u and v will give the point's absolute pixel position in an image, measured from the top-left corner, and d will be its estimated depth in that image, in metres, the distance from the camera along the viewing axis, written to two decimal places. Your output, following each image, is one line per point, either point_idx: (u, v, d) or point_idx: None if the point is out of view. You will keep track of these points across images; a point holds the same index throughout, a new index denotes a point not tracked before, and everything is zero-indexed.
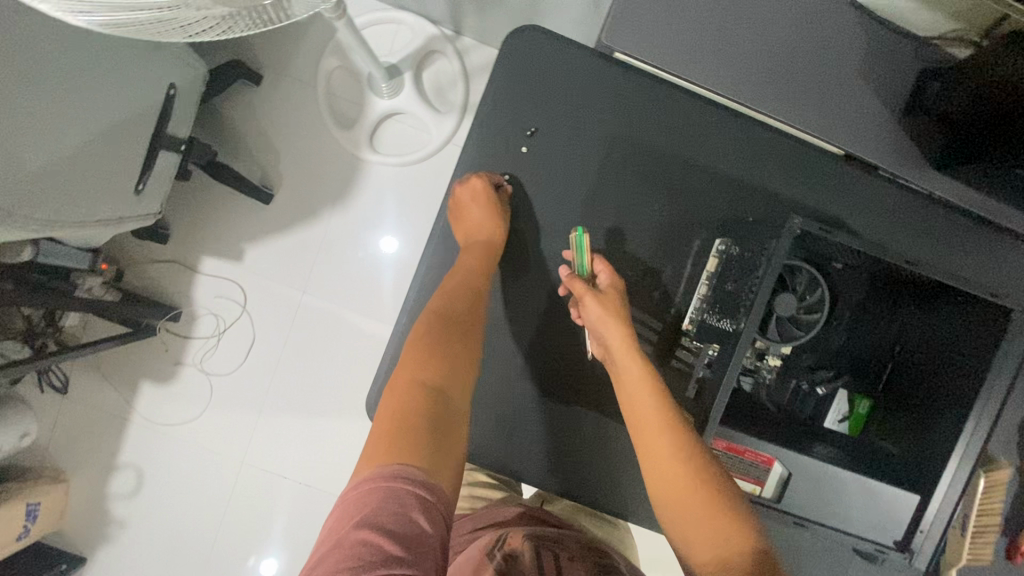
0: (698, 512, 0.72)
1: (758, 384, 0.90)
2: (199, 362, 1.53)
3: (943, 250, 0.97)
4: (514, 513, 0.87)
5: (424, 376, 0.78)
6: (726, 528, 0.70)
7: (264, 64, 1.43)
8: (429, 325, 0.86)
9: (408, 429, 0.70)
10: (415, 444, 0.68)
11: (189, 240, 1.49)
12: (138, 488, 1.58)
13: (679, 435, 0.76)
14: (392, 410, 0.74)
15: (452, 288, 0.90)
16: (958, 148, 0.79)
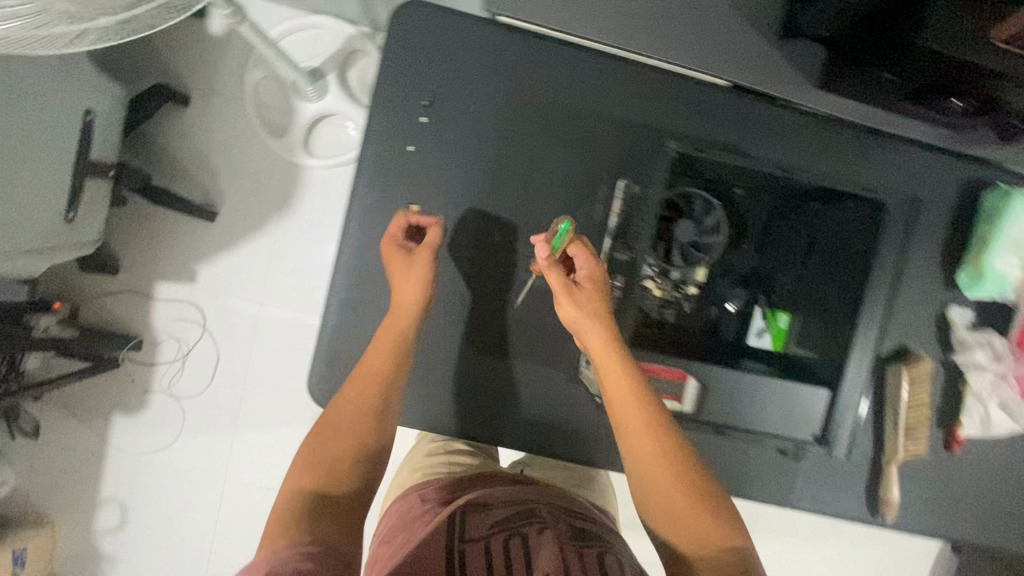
0: (687, 516, 0.65)
1: (671, 312, 0.84)
2: (167, 387, 1.54)
3: (870, 151, 0.86)
4: (476, 487, 0.79)
5: (329, 456, 0.70)
6: (711, 532, 0.64)
7: (189, 84, 1.44)
8: (344, 411, 0.74)
9: (314, 498, 0.65)
10: (331, 515, 0.64)
11: (139, 267, 1.49)
12: (125, 522, 1.58)
13: (657, 430, 0.68)
14: (288, 498, 0.65)
15: (370, 368, 0.75)
16: (840, 67, 0.77)
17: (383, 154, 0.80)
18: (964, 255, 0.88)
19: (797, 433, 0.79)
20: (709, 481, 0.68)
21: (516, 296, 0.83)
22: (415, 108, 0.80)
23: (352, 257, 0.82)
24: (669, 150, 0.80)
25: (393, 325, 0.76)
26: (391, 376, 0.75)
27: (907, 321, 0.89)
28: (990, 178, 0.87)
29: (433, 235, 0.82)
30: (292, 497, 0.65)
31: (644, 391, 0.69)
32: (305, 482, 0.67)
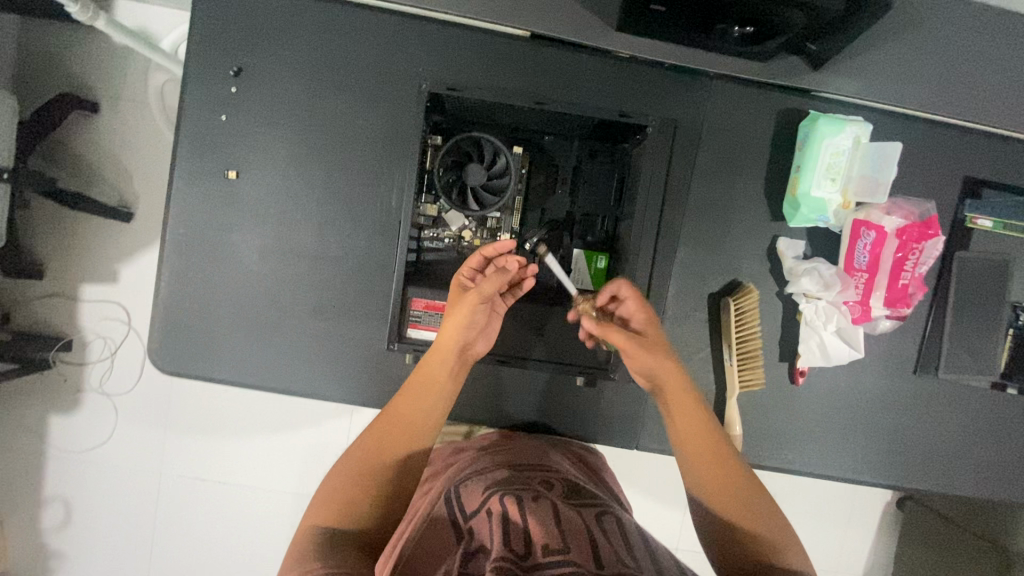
0: (734, 512, 0.75)
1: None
2: (99, 385, 1.58)
3: (677, 90, 0.86)
4: (466, 460, 0.86)
5: (349, 493, 0.73)
6: (750, 523, 0.74)
7: (97, 90, 1.49)
8: (368, 447, 0.78)
9: (333, 533, 0.70)
10: (348, 547, 0.68)
11: (64, 270, 1.54)
12: (69, 519, 1.62)
13: (716, 443, 0.78)
14: (308, 531, 0.70)
15: (400, 414, 0.79)
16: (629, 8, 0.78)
17: (199, 124, 0.84)
18: (786, 185, 0.88)
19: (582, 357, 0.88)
20: (752, 484, 0.76)
21: (340, 252, 0.86)
22: (225, 78, 0.84)
23: (178, 224, 0.85)
24: (423, 88, 0.84)
25: (433, 375, 0.79)
26: (417, 425, 0.79)
27: (739, 253, 0.89)
28: (808, 108, 0.87)
29: (255, 198, 0.86)
30: (307, 531, 0.70)
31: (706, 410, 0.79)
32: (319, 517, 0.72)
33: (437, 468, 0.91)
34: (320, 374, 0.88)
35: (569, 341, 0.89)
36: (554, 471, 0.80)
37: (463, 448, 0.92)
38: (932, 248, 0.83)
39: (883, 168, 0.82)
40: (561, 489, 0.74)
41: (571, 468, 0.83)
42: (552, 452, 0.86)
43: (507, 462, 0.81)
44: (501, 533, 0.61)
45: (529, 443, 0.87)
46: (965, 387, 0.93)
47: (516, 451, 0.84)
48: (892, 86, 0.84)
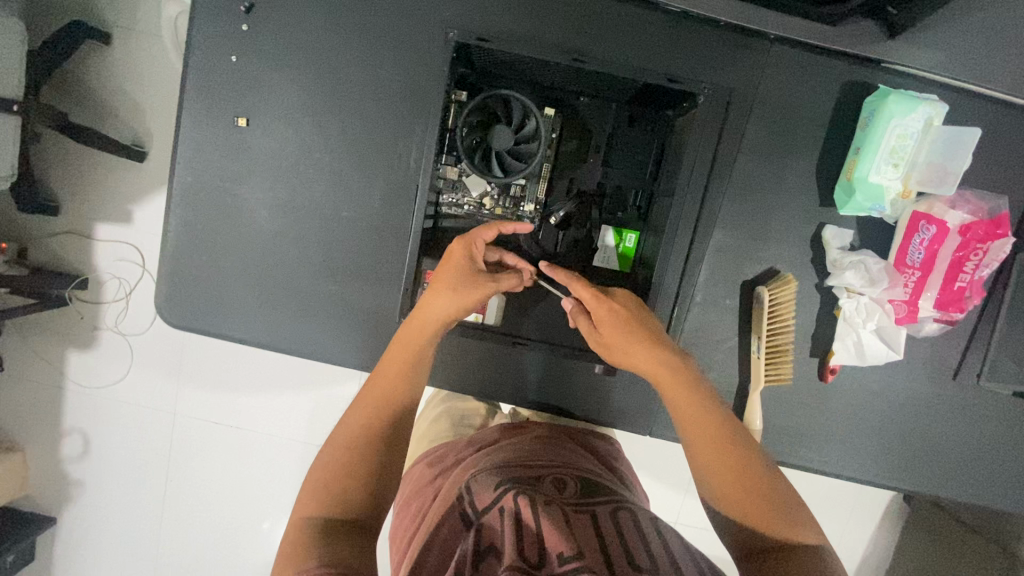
0: (751, 509, 0.67)
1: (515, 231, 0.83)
2: (115, 325, 1.58)
3: (731, 52, 0.78)
4: (473, 457, 0.83)
5: (337, 478, 0.68)
6: (767, 518, 0.67)
7: (108, 19, 1.40)
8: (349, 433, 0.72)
9: (327, 520, 0.64)
10: (351, 531, 0.63)
11: (78, 209, 1.52)
12: (87, 451, 1.66)
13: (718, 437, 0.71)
14: (298, 523, 0.64)
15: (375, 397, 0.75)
16: None
17: (207, 64, 0.78)
18: (841, 168, 0.80)
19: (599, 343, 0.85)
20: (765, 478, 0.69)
21: (353, 213, 0.82)
22: (236, 15, 0.77)
23: (185, 172, 0.81)
24: (449, 39, 0.76)
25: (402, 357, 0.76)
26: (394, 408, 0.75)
27: (778, 240, 0.82)
28: (876, 81, 0.78)
29: (266, 149, 0.81)
30: (297, 522, 0.64)
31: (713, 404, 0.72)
32: (312, 504, 0.66)
33: (443, 461, 0.87)
34: (329, 339, 0.85)
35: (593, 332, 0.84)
36: (564, 471, 0.77)
37: (474, 441, 0.89)
38: (997, 250, 0.76)
39: (955, 156, 0.74)
40: (571, 493, 0.72)
41: (580, 464, 0.81)
42: (561, 451, 0.83)
43: (521, 458, 0.79)
44: (513, 535, 0.60)
45: (539, 439, 0.85)
46: (1004, 397, 0.87)
47: (527, 447, 0.82)
48: (975, 66, 0.76)
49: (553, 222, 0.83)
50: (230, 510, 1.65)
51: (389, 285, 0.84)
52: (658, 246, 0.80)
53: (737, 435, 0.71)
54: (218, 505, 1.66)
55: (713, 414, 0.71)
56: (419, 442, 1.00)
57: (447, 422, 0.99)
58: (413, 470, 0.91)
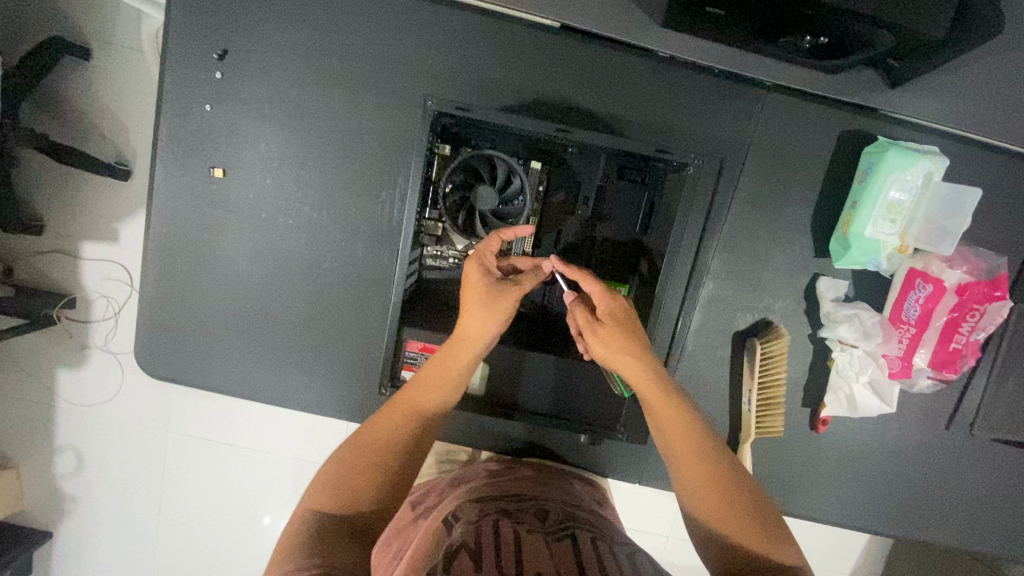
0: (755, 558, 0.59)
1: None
2: (104, 343, 1.51)
3: (725, 102, 0.75)
4: (457, 491, 0.79)
5: (350, 480, 0.62)
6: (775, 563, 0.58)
7: (86, 33, 1.33)
8: (381, 431, 0.66)
9: (329, 517, 0.59)
10: (346, 533, 0.57)
11: (62, 228, 1.45)
12: (80, 468, 1.62)
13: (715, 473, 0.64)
14: (303, 515, 0.59)
15: (407, 401, 0.67)
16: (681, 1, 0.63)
17: (180, 112, 0.75)
18: (837, 220, 0.77)
19: (596, 410, 0.79)
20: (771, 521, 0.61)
21: (335, 265, 0.80)
22: (209, 62, 0.74)
23: (161, 223, 0.78)
24: (429, 107, 0.69)
25: (438, 366, 0.68)
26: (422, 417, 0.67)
27: (771, 290, 0.80)
28: (875, 131, 0.75)
29: (244, 199, 0.78)
30: (305, 512, 0.59)
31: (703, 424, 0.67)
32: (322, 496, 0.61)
33: (430, 499, 0.82)
34: (313, 390, 0.84)
35: (584, 397, 0.79)
36: (547, 502, 0.74)
37: (462, 477, 0.84)
38: (995, 312, 0.74)
39: (954, 217, 0.73)
40: (554, 523, 0.69)
41: (565, 495, 0.78)
42: (547, 486, 0.79)
43: (504, 489, 0.76)
44: (492, 549, 0.59)
45: (526, 474, 0.81)
46: (998, 447, 0.86)
47: (512, 480, 0.80)
48: (984, 114, 0.72)
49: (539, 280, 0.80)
50: (223, 528, 1.61)
51: (375, 337, 0.82)
52: (651, 302, 0.78)
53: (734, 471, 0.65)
54: (212, 523, 1.62)
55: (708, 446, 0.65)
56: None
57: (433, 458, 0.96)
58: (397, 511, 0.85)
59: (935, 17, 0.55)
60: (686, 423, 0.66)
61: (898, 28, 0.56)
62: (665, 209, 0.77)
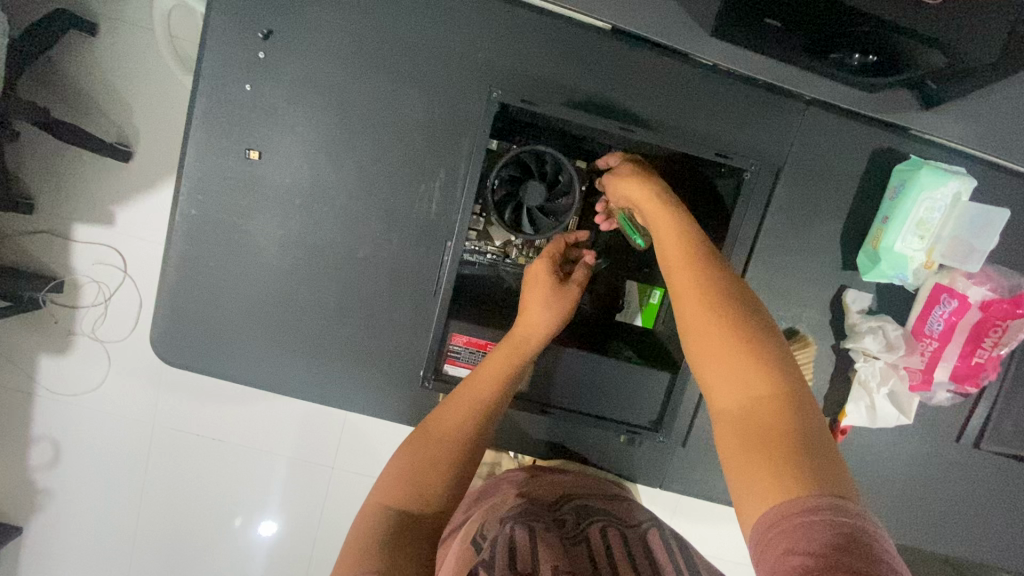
0: (766, 482, 0.48)
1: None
2: (92, 330, 1.38)
3: (768, 113, 0.76)
4: (481, 507, 0.76)
5: (422, 461, 0.65)
6: (793, 488, 0.47)
7: (93, 7, 1.25)
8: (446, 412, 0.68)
9: (391, 518, 0.59)
10: (405, 535, 0.58)
11: (54, 206, 1.33)
12: (57, 461, 1.46)
13: (744, 380, 0.54)
14: (373, 513, 0.61)
15: (471, 389, 0.69)
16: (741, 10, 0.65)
17: (219, 90, 0.73)
18: (865, 234, 0.80)
19: (631, 412, 0.77)
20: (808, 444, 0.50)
21: (368, 255, 0.78)
22: (252, 41, 0.72)
23: (189, 205, 0.76)
24: (493, 98, 0.71)
25: (503, 353, 0.69)
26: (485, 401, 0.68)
27: (800, 300, 0.82)
28: (906, 150, 0.77)
29: (279, 184, 0.76)
30: (371, 512, 0.60)
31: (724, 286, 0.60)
32: (388, 495, 0.62)
33: (460, 515, 0.79)
34: (337, 382, 0.82)
35: (620, 398, 0.77)
36: (563, 507, 0.73)
37: (488, 488, 0.81)
38: (1017, 329, 0.77)
39: (982, 236, 0.75)
40: (571, 527, 0.68)
41: (584, 497, 0.76)
42: (571, 495, 0.76)
43: (521, 498, 0.74)
44: (505, 555, 0.57)
45: (549, 484, 0.78)
46: (1004, 460, 0.89)
47: (534, 490, 0.76)
48: (1008, 139, 0.75)
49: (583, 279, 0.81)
50: (210, 531, 1.45)
51: (405, 329, 0.80)
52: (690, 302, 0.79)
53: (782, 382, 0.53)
54: (205, 527, 1.45)
55: (746, 347, 0.55)
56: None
57: None
58: None
59: (989, 42, 0.58)
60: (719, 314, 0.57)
61: (953, 52, 0.59)
62: (717, 214, 0.81)
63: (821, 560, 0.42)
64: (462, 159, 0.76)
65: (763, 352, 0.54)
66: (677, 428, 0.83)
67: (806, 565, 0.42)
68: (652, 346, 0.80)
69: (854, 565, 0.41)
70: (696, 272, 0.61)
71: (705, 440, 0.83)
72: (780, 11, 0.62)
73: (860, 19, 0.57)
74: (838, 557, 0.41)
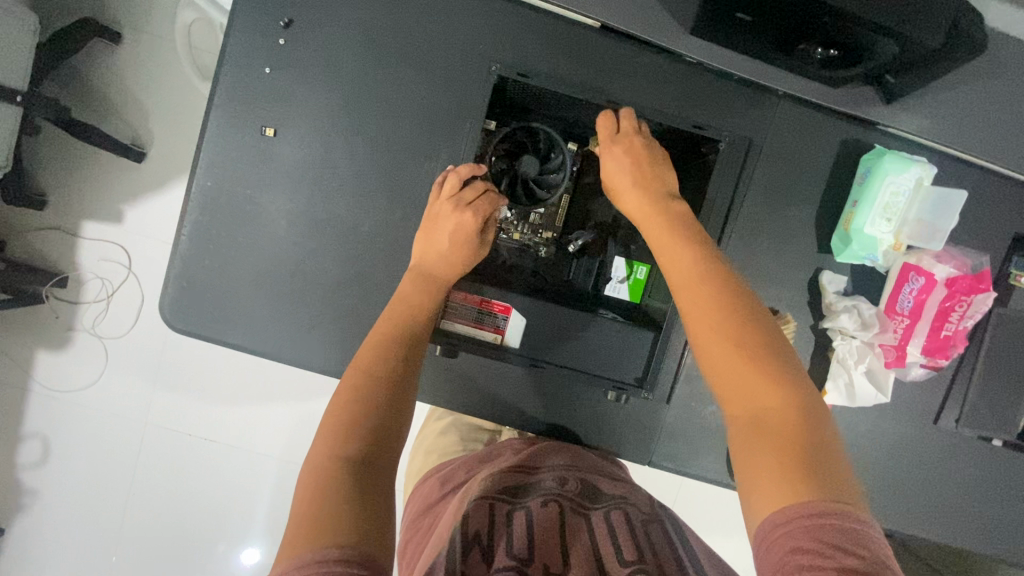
0: (776, 483, 0.51)
1: (529, 257, 0.86)
2: (92, 325, 1.36)
3: (744, 104, 0.83)
4: (484, 468, 0.77)
5: (364, 403, 0.63)
6: (800, 490, 0.49)
7: (119, 18, 1.30)
8: (374, 360, 0.68)
9: (345, 471, 0.56)
10: (355, 482, 0.56)
11: (65, 203, 1.34)
12: (46, 459, 1.41)
13: (754, 380, 0.56)
14: (323, 470, 0.56)
15: (386, 331, 0.71)
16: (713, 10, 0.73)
17: (240, 73, 0.80)
18: (837, 219, 0.85)
19: (618, 369, 0.81)
20: (811, 446, 0.52)
21: (372, 229, 0.83)
22: (274, 29, 0.79)
23: (205, 178, 0.81)
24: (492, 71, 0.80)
25: (417, 293, 0.74)
26: (408, 343, 0.70)
27: (778, 279, 0.86)
28: (871, 141, 0.84)
29: (291, 160, 0.81)
30: (324, 469, 0.56)
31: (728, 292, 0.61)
32: (334, 448, 0.59)
33: (454, 471, 0.81)
34: (337, 351, 0.85)
35: (609, 360, 0.81)
36: (566, 472, 0.75)
37: (489, 454, 0.83)
38: (980, 303, 0.83)
39: (942, 216, 0.82)
40: (573, 492, 0.70)
41: (585, 465, 0.79)
42: (570, 467, 0.77)
43: (524, 462, 0.76)
44: (502, 533, 0.59)
45: (548, 457, 0.79)
46: (982, 444, 0.91)
47: (535, 460, 0.77)
48: (959, 131, 0.82)
49: (572, 248, 0.84)
50: (195, 536, 1.40)
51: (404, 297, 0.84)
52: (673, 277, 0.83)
53: (793, 394, 0.55)
54: (193, 534, 1.40)
55: (752, 349, 0.57)
56: (427, 454, 0.94)
57: (456, 435, 0.94)
58: (422, 485, 0.82)
59: (934, 29, 0.64)
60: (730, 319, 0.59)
61: (901, 34, 0.65)
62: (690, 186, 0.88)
63: (829, 561, 0.45)
64: (461, 138, 0.81)
65: (770, 358, 0.57)
66: (663, 403, 0.86)
67: (810, 565, 0.45)
68: (641, 314, 0.84)
69: (860, 566, 0.44)
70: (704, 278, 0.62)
71: (689, 413, 0.86)
72: (748, 9, 0.69)
73: (818, 9, 0.64)
74: (838, 559, 0.45)
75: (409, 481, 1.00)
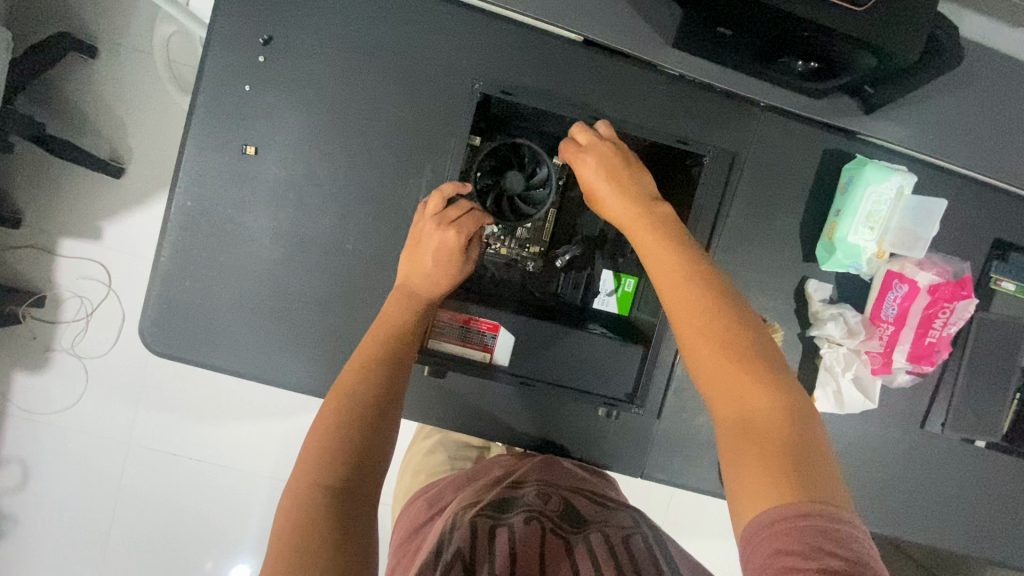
0: (760, 485, 0.50)
1: (517, 273, 0.86)
2: (71, 345, 1.33)
3: (728, 117, 0.83)
4: (473, 486, 0.77)
5: (345, 421, 0.62)
6: (783, 492, 0.49)
7: (96, 33, 1.27)
8: (356, 380, 0.66)
9: (327, 496, 0.56)
10: (335, 508, 0.55)
11: (42, 221, 1.30)
12: (25, 484, 1.37)
13: (743, 386, 0.55)
14: (303, 494, 0.56)
15: (370, 348, 0.70)
16: (693, 26, 0.74)
17: (221, 91, 0.78)
18: (821, 228, 0.86)
19: (606, 384, 0.81)
20: (798, 447, 0.52)
21: (357, 247, 0.82)
22: (254, 46, 0.78)
23: (185, 198, 0.79)
24: (475, 89, 0.79)
25: (399, 310, 0.73)
26: (394, 357, 0.69)
27: (765, 290, 0.87)
28: (852, 151, 0.85)
29: (273, 178, 0.80)
30: (305, 493, 0.56)
31: (713, 297, 0.60)
32: (316, 473, 0.58)
33: (443, 490, 0.80)
34: (322, 371, 0.83)
35: (596, 374, 0.81)
36: (551, 487, 0.75)
37: (478, 472, 0.82)
38: (962, 309, 0.84)
39: (925, 223, 0.83)
40: (556, 505, 0.70)
41: (571, 480, 0.79)
42: (557, 483, 0.76)
43: (510, 478, 0.76)
44: (488, 553, 0.58)
45: (536, 475, 0.78)
46: (967, 448, 0.92)
47: (522, 477, 0.77)
48: (937, 140, 0.84)
49: (559, 263, 0.84)
50: (181, 558, 1.37)
51: None
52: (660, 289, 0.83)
53: (779, 394, 0.55)
54: (178, 555, 1.37)
55: (739, 354, 0.57)
56: (415, 475, 0.92)
57: (444, 454, 0.93)
58: (410, 507, 0.81)
59: (910, 43, 0.65)
60: (717, 327, 0.58)
61: (877, 49, 0.66)
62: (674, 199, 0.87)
63: (811, 562, 0.45)
64: (447, 154, 0.81)
65: (756, 362, 0.56)
66: (652, 415, 0.86)
67: (796, 566, 0.45)
68: (629, 330, 0.84)
69: (841, 567, 0.45)
70: (690, 284, 0.60)
71: (679, 425, 0.86)
72: (727, 24, 0.70)
73: (794, 25, 0.64)
74: (824, 561, 0.45)
75: (398, 502, 0.98)
